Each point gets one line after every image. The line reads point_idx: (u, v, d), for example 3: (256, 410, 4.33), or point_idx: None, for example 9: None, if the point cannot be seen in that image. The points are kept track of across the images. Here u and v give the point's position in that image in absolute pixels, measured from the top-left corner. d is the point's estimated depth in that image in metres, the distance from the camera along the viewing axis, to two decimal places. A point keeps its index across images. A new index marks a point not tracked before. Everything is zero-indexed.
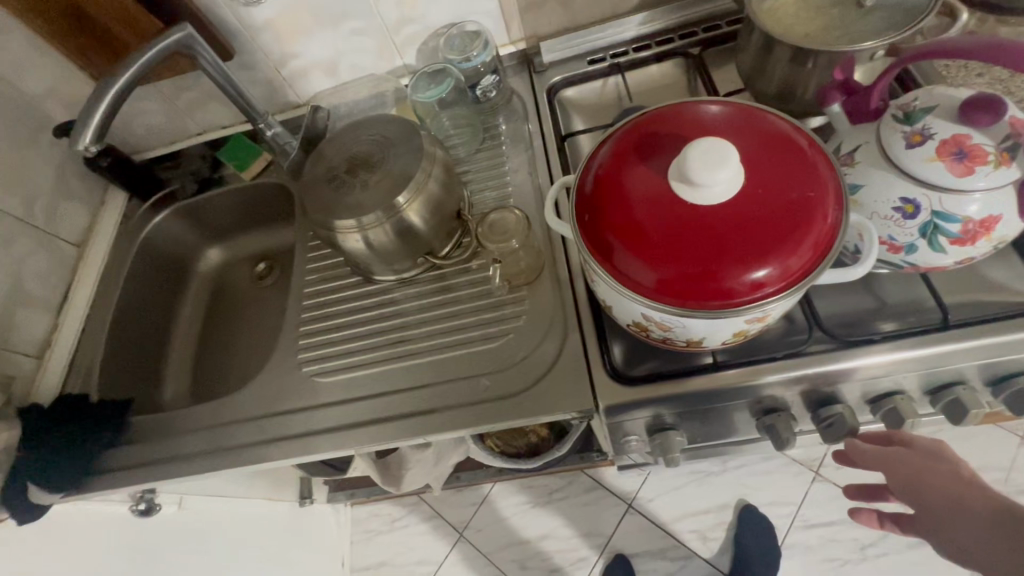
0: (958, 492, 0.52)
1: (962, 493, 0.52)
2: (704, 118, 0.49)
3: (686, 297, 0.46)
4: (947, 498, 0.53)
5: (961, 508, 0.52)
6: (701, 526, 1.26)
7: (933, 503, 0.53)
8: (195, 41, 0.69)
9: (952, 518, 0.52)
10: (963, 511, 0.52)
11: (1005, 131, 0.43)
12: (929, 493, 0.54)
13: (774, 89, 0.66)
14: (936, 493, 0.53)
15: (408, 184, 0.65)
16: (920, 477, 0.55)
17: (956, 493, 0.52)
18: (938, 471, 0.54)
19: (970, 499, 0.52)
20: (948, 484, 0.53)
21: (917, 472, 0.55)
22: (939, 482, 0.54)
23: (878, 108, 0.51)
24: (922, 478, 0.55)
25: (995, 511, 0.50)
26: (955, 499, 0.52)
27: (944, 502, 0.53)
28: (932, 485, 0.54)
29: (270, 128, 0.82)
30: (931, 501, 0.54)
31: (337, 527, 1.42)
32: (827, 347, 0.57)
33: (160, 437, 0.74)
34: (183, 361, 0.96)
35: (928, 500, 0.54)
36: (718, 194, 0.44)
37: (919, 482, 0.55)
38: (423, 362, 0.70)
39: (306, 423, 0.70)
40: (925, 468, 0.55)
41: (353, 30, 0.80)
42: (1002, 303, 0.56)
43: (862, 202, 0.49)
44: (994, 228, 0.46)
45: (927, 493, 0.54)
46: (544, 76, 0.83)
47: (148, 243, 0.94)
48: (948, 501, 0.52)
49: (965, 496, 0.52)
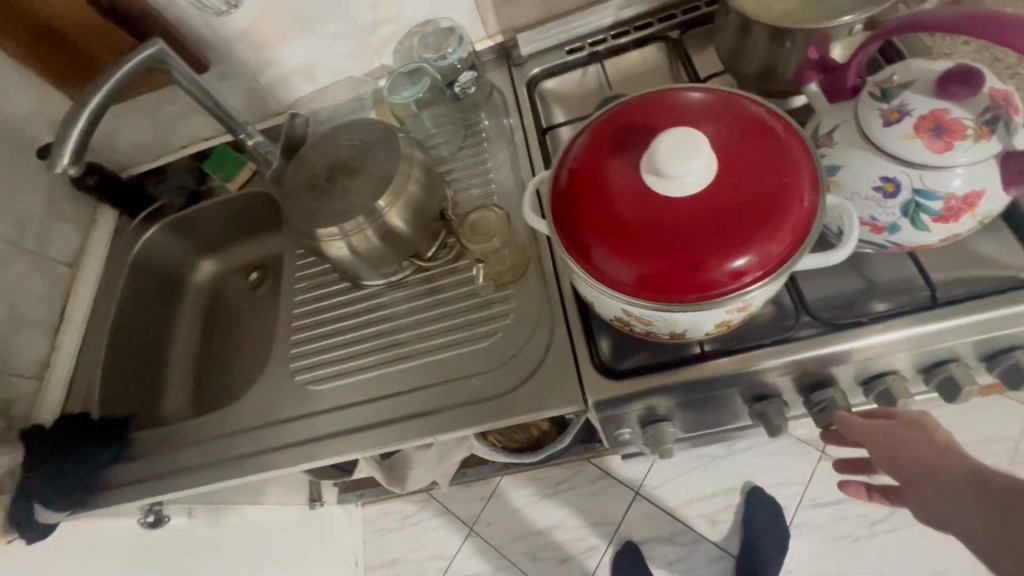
0: (938, 462, 0.46)
1: (941, 463, 0.46)
2: (676, 107, 0.48)
3: (666, 291, 0.45)
4: (923, 467, 0.46)
5: (939, 477, 0.45)
6: (709, 510, 1.26)
7: (911, 474, 0.47)
8: (169, 56, 0.68)
9: (928, 489, 0.45)
10: (942, 481, 0.45)
11: (985, 104, 0.42)
12: (906, 465, 0.47)
13: (754, 71, 0.64)
14: (912, 464, 0.47)
15: (388, 188, 0.65)
16: (898, 449, 0.49)
17: (935, 462, 0.46)
18: (917, 442, 0.48)
19: (951, 468, 0.45)
20: (928, 454, 0.47)
21: (897, 444, 0.49)
22: (918, 453, 0.47)
23: (856, 85, 0.51)
24: (901, 450, 0.49)
25: (975, 477, 0.43)
26: (931, 467, 0.46)
27: (921, 471, 0.46)
28: (910, 457, 0.47)
29: (252, 139, 0.82)
30: (908, 471, 0.47)
31: (349, 527, 1.43)
32: (816, 331, 0.56)
33: (162, 451, 0.75)
34: (183, 374, 0.96)
35: (906, 473, 0.47)
36: (691, 184, 0.44)
37: (898, 455, 0.48)
38: (415, 365, 0.70)
39: (303, 431, 0.71)
40: (904, 439, 0.49)
41: (328, 33, 0.79)
42: (994, 277, 0.55)
43: (841, 183, 0.49)
44: (977, 203, 0.45)
45: (905, 464, 0.48)
46: (524, 69, 0.82)
47: (141, 260, 0.94)
48: (925, 471, 0.46)
49: (946, 465, 0.45)
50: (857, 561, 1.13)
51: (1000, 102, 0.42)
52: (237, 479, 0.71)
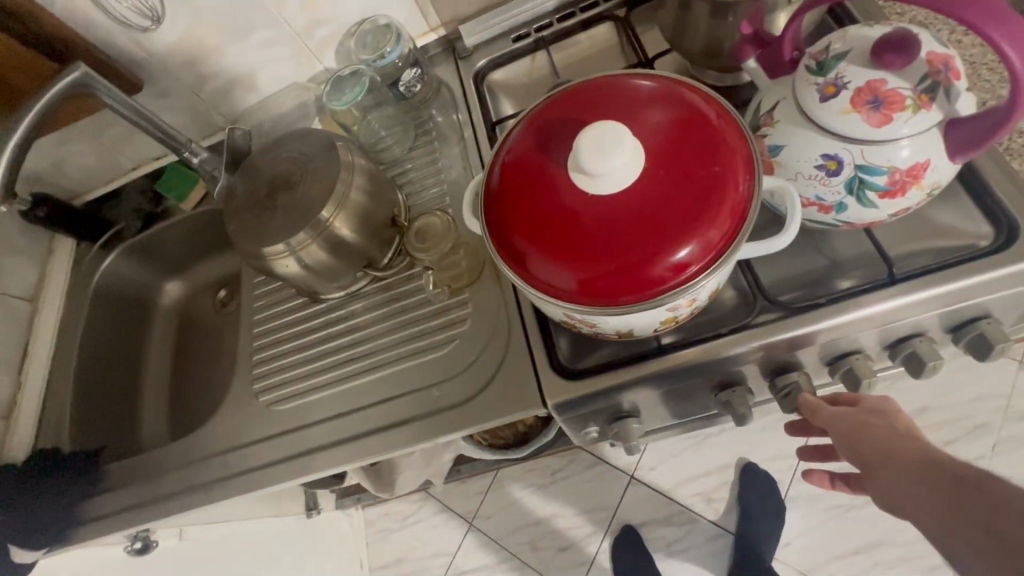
0: (898, 448, 0.45)
1: (899, 447, 0.45)
2: (603, 98, 0.46)
3: (609, 292, 0.43)
4: (882, 451, 0.45)
5: (894, 461, 0.44)
6: (704, 488, 1.20)
7: (870, 462, 0.46)
8: (95, 80, 0.65)
9: (885, 475, 0.44)
10: (902, 466, 0.43)
11: (923, 71, 0.41)
12: (865, 451, 0.47)
13: (698, 50, 0.62)
14: (871, 450, 0.46)
15: (330, 199, 0.63)
16: (858, 434, 0.48)
17: (892, 447, 0.45)
18: (878, 429, 0.47)
19: (910, 454, 0.44)
20: (887, 438, 0.46)
21: (857, 430, 0.48)
22: (878, 438, 0.46)
23: (793, 58, 0.49)
24: (861, 436, 0.48)
25: (930, 462, 0.42)
26: (888, 451, 0.45)
27: (879, 457, 0.45)
28: (869, 442, 0.47)
29: (197, 156, 0.77)
30: (867, 457, 0.46)
31: (352, 532, 1.38)
32: (775, 316, 0.54)
33: (134, 482, 0.74)
34: (157, 399, 0.95)
35: (865, 459, 0.46)
36: (621, 178, 0.42)
37: (858, 442, 0.47)
38: (378, 377, 0.69)
39: (268, 454, 0.70)
40: (865, 425, 0.48)
41: (264, 39, 0.77)
42: (955, 247, 0.53)
43: (785, 164, 0.47)
44: (923, 175, 0.44)
45: (863, 449, 0.47)
46: (470, 60, 0.80)
47: (103, 287, 0.93)
48: (883, 456, 0.45)
49: (905, 450, 0.44)
50: (856, 528, 1.09)
51: (939, 69, 0.41)
52: (207, 505, 0.70)
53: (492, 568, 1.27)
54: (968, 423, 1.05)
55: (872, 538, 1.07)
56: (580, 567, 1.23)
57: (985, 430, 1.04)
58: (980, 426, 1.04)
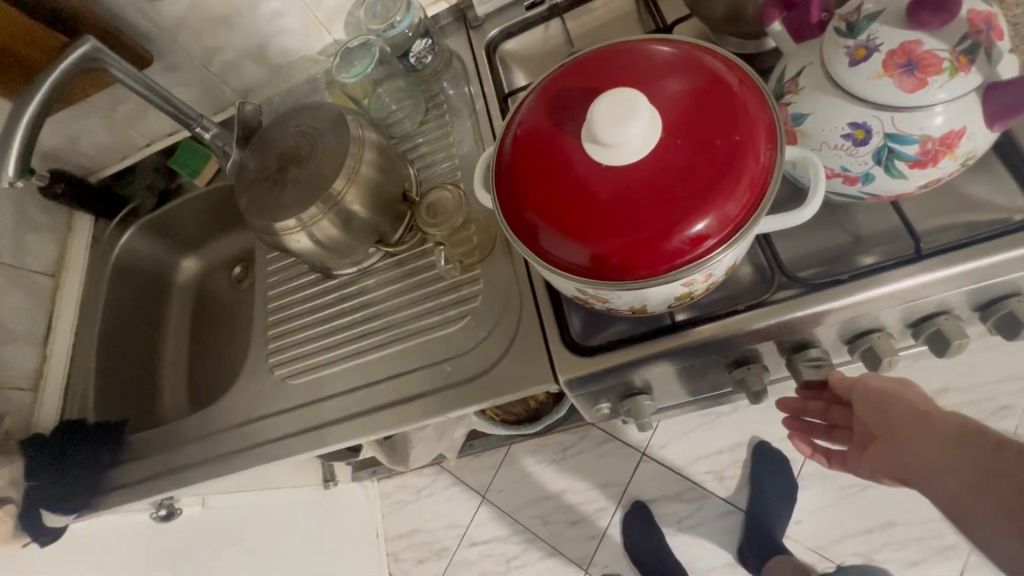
0: (931, 417, 0.49)
1: (932, 418, 0.49)
2: (621, 64, 0.45)
3: (624, 269, 0.42)
4: (917, 422, 0.49)
5: (921, 429, 0.49)
6: (716, 467, 1.20)
7: (907, 433, 0.50)
8: (105, 54, 0.64)
9: (921, 444, 0.48)
10: (937, 437, 0.47)
11: (962, 32, 0.39)
12: (900, 422, 0.51)
13: (719, 15, 0.59)
14: (906, 421, 0.50)
15: (342, 173, 0.62)
16: (887, 404, 0.53)
17: (926, 418, 0.49)
18: (909, 399, 0.52)
19: (944, 423, 0.48)
20: (913, 407, 0.51)
21: (890, 403, 0.52)
22: (911, 410, 0.51)
23: (821, 19, 0.47)
24: (891, 408, 0.52)
25: (963, 431, 0.46)
26: (922, 423, 0.49)
27: (915, 427, 0.49)
28: (904, 412, 0.51)
29: (208, 131, 0.76)
30: (902, 428, 0.50)
31: (368, 504, 1.40)
32: (794, 292, 0.53)
33: (156, 453, 0.77)
34: (176, 372, 0.98)
35: (899, 428, 0.51)
36: (637, 148, 0.40)
37: (895, 414, 0.52)
38: (390, 352, 0.69)
39: (283, 426, 0.71)
40: (899, 397, 0.52)
41: (272, 12, 0.76)
42: (986, 221, 0.50)
43: (809, 133, 0.46)
44: (957, 144, 0.42)
45: (892, 418, 0.52)
46: (482, 30, 0.78)
47: (122, 263, 0.95)
48: (916, 426, 0.49)
49: (939, 420, 0.48)
50: (872, 509, 1.08)
51: (980, 28, 0.39)
52: (227, 475, 0.72)
53: (504, 539, 1.30)
54: (990, 405, 1.03)
55: (885, 518, 1.07)
56: (591, 540, 1.24)
57: (1008, 412, 1.02)
58: (1002, 408, 1.02)
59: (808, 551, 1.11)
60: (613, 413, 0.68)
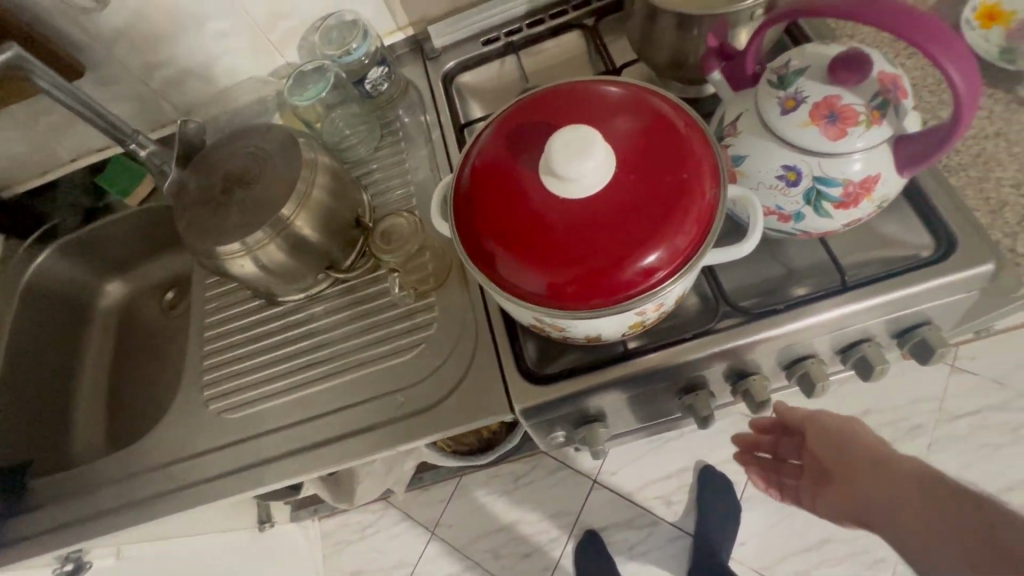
0: (893, 461, 0.51)
1: (897, 461, 0.51)
2: (575, 103, 0.47)
3: (581, 299, 0.43)
4: (880, 465, 0.52)
5: (883, 469, 0.51)
6: (664, 491, 1.22)
7: (869, 474, 0.52)
8: (29, 63, 0.60)
9: (883, 485, 0.50)
10: (897, 478, 0.49)
11: (874, 89, 0.43)
12: (864, 464, 0.53)
13: (665, 60, 0.62)
14: (868, 463, 0.53)
15: (292, 196, 0.60)
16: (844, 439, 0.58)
17: (890, 461, 0.51)
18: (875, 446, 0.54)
19: (902, 466, 0.50)
20: (879, 452, 0.53)
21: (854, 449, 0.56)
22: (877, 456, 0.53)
23: (755, 72, 0.52)
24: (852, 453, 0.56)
25: (921, 473, 0.47)
26: (886, 465, 0.51)
27: (878, 469, 0.52)
28: (868, 456, 0.54)
29: (145, 148, 0.71)
30: (865, 471, 0.53)
31: (307, 545, 1.31)
32: (736, 322, 0.55)
33: (65, 499, 0.69)
34: (93, 406, 0.89)
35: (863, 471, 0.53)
36: (592, 184, 0.42)
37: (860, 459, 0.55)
38: (337, 383, 0.66)
39: (218, 464, 0.66)
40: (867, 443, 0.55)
41: (220, 30, 0.73)
42: (901, 256, 0.56)
43: (748, 173, 0.49)
44: (874, 188, 0.47)
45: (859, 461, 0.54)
46: (439, 61, 0.79)
47: (35, 286, 0.86)
48: (880, 467, 0.51)
49: (899, 463, 0.50)
50: (808, 527, 1.13)
51: (889, 88, 0.44)
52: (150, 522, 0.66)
53: None
54: (905, 425, 1.12)
55: (822, 536, 1.12)
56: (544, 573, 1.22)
57: (920, 430, 1.11)
58: (915, 427, 1.11)
59: (752, 572, 1.14)
60: (567, 441, 0.68)
